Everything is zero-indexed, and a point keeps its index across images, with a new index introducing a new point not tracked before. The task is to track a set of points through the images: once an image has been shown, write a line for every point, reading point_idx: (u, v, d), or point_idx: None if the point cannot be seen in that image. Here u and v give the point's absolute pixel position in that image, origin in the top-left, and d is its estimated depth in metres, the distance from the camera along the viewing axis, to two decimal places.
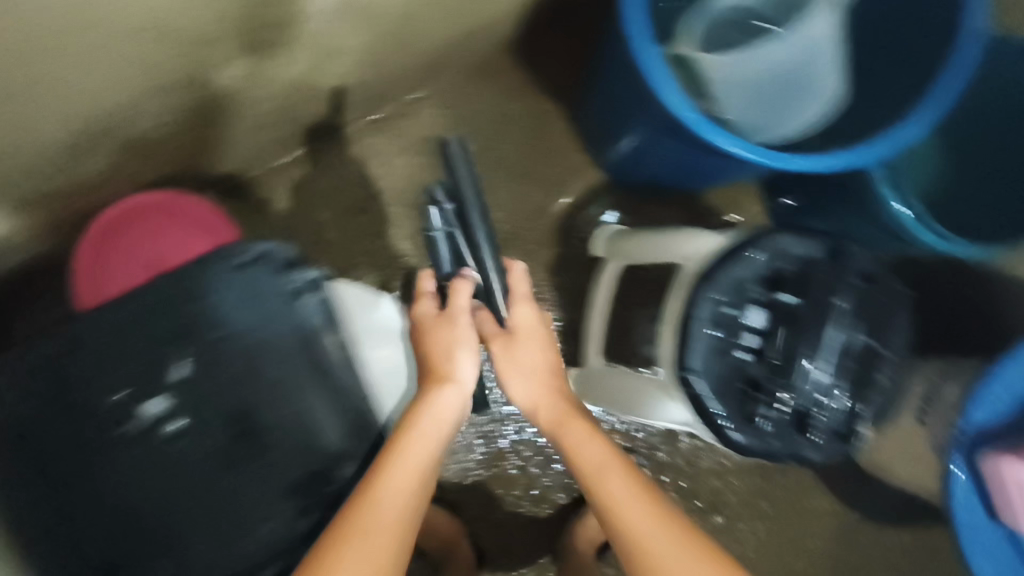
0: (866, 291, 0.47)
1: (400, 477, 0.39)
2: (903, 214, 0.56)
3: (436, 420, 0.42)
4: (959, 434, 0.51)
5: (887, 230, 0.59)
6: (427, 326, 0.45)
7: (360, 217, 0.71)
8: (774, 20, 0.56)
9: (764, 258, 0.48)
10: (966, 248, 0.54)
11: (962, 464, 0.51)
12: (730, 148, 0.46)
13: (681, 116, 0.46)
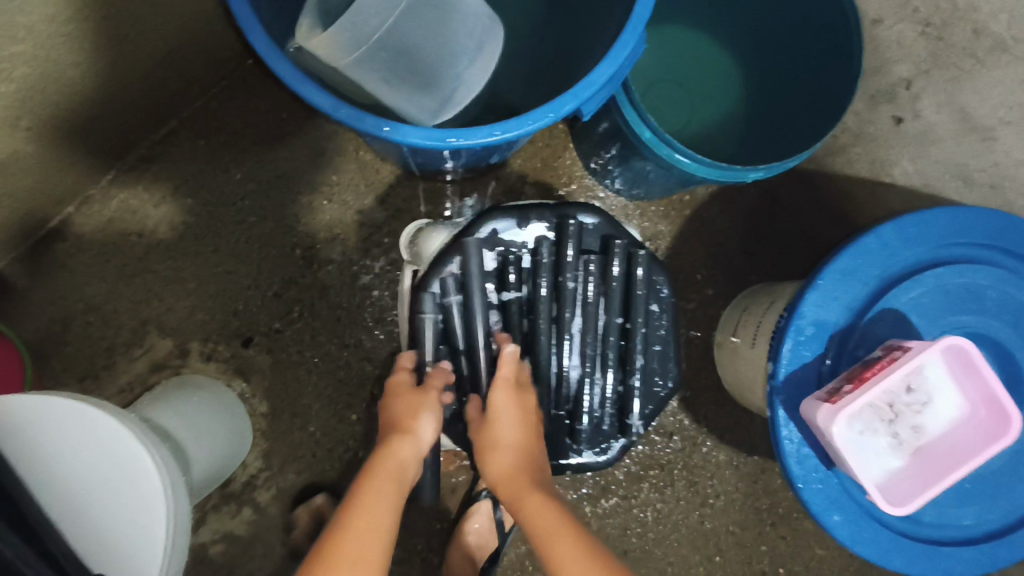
0: (581, 266, 0.90)
1: (371, 505, 0.73)
2: (683, 161, 0.85)
3: (393, 458, 0.79)
4: (772, 385, 0.77)
5: (648, 160, 0.95)
6: (403, 394, 0.86)
7: (40, 207, 1.03)
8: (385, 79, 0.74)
9: (442, 286, 0.88)
10: (747, 173, 0.83)
11: (784, 412, 0.77)
12: (377, 130, 0.64)
13: (339, 114, 0.65)
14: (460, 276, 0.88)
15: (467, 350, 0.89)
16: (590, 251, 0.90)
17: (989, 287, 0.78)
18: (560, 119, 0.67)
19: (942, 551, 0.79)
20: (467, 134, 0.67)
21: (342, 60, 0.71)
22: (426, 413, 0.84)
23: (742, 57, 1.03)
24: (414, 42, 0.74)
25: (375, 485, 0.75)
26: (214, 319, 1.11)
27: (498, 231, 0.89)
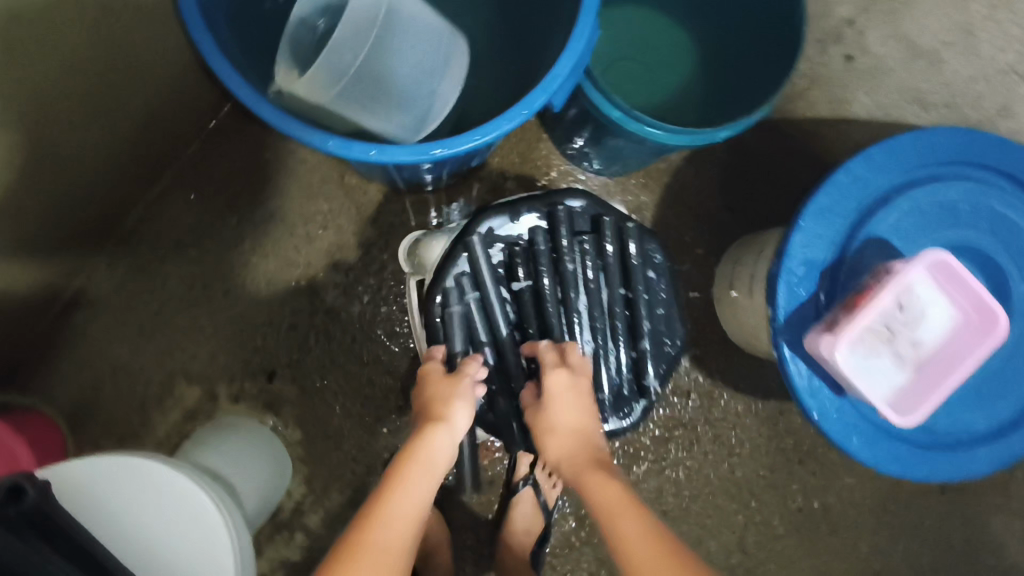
0: (577, 247, 0.95)
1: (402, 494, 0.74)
2: (655, 133, 0.89)
3: (427, 446, 0.79)
4: (774, 327, 0.81)
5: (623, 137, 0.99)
6: (439, 379, 0.86)
7: (53, 282, 1.07)
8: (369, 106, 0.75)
9: (452, 285, 0.92)
10: (717, 134, 0.87)
11: (790, 350, 0.81)
12: (368, 154, 0.69)
13: (330, 145, 0.69)
14: (467, 274, 0.93)
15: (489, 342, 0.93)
16: (583, 232, 0.95)
17: (961, 201, 0.82)
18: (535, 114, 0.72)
19: (960, 455, 0.83)
20: (451, 143, 0.71)
21: (325, 95, 0.71)
22: (460, 400, 0.84)
23: (695, 29, 1.08)
24: (386, 66, 0.74)
25: (409, 471, 0.76)
26: (237, 360, 1.16)
27: (494, 229, 0.93)
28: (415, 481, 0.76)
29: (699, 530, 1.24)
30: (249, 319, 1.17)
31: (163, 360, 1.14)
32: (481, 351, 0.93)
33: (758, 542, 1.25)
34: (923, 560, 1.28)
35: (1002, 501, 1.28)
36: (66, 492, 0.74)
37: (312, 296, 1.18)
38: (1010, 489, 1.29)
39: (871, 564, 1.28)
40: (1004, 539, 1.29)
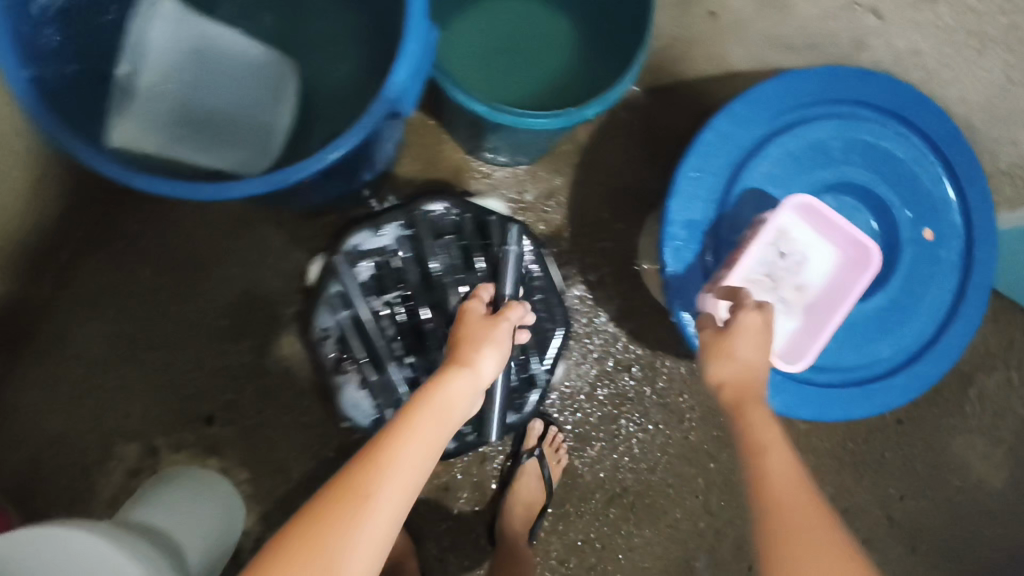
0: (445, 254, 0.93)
1: (417, 437, 0.64)
2: (522, 122, 0.87)
3: (448, 388, 0.69)
4: (665, 293, 0.81)
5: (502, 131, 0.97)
6: (476, 321, 0.79)
7: None
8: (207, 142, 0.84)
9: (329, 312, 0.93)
10: (583, 112, 0.86)
11: (682, 314, 0.81)
12: (210, 193, 0.68)
13: (167, 190, 0.67)
14: (341, 297, 0.93)
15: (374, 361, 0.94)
16: (448, 235, 0.94)
17: (831, 138, 0.82)
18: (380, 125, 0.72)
19: (875, 389, 0.83)
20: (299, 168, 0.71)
21: (154, 140, 0.81)
22: (493, 350, 0.75)
23: (566, 7, 1.07)
24: (212, 108, 0.85)
25: (425, 412, 0.66)
26: (172, 411, 1.16)
27: (359, 245, 0.92)
28: (432, 424, 0.66)
29: (662, 501, 1.23)
30: (179, 368, 1.17)
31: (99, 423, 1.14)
32: (364, 368, 0.94)
33: (723, 503, 1.24)
34: (890, 491, 1.28)
35: (957, 421, 1.29)
36: None
37: (237, 335, 1.17)
38: (964, 408, 1.29)
39: (839, 505, 1.28)
40: (966, 458, 1.29)
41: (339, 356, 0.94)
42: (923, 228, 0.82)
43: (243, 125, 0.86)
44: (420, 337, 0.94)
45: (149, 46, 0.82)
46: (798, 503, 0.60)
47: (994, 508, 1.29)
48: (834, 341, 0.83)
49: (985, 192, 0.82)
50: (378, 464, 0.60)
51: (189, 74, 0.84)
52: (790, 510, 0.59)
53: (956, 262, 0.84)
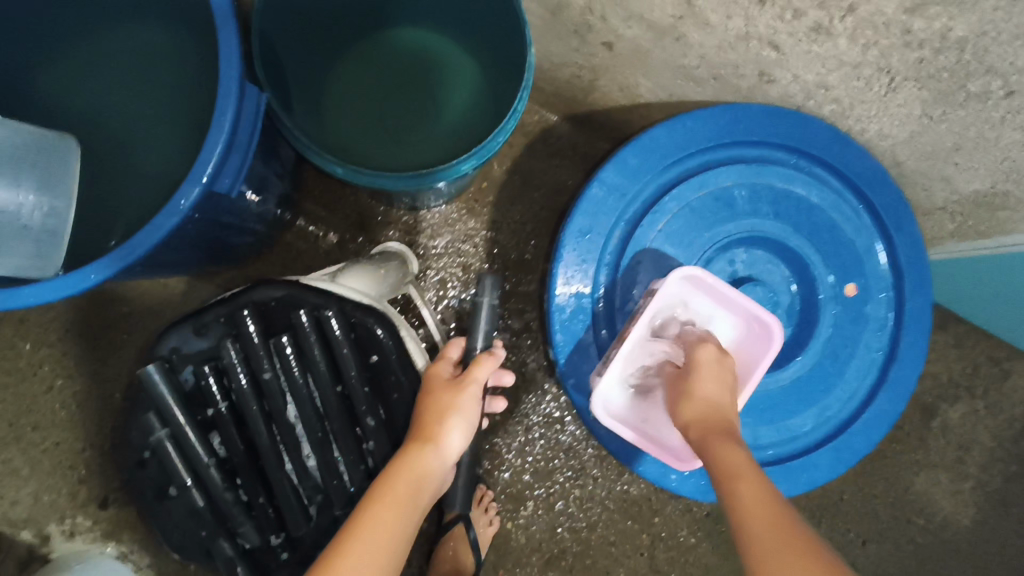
0: (277, 357, 0.76)
1: (389, 516, 0.60)
2: (388, 184, 0.77)
3: (415, 467, 0.66)
4: (555, 370, 0.72)
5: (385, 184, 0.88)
6: (441, 388, 0.73)
7: None
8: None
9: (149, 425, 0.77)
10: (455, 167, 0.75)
11: (574, 395, 0.72)
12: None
13: None
14: (159, 411, 0.77)
15: (207, 486, 0.78)
16: (281, 333, 0.76)
17: (737, 187, 0.72)
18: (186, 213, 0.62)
19: (797, 466, 0.74)
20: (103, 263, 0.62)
21: None
22: (462, 420, 0.71)
23: (462, 41, 0.97)
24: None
25: (395, 490, 0.63)
26: (62, 496, 1.06)
27: (179, 349, 0.77)
28: (405, 499, 0.62)
29: (605, 561, 1.15)
30: (67, 448, 1.07)
31: None
32: (195, 493, 0.78)
33: (672, 558, 1.16)
34: (851, 535, 1.20)
35: (920, 457, 1.21)
36: None
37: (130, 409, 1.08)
38: (926, 442, 1.21)
39: None
40: (930, 495, 1.21)
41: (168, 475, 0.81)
42: (844, 284, 0.73)
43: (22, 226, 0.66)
44: (255, 454, 0.78)
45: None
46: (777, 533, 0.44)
47: (961, 546, 1.21)
48: (750, 415, 0.74)
49: (915, 239, 0.73)
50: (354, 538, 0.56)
51: None
52: (755, 517, 0.45)
53: (885, 319, 0.75)
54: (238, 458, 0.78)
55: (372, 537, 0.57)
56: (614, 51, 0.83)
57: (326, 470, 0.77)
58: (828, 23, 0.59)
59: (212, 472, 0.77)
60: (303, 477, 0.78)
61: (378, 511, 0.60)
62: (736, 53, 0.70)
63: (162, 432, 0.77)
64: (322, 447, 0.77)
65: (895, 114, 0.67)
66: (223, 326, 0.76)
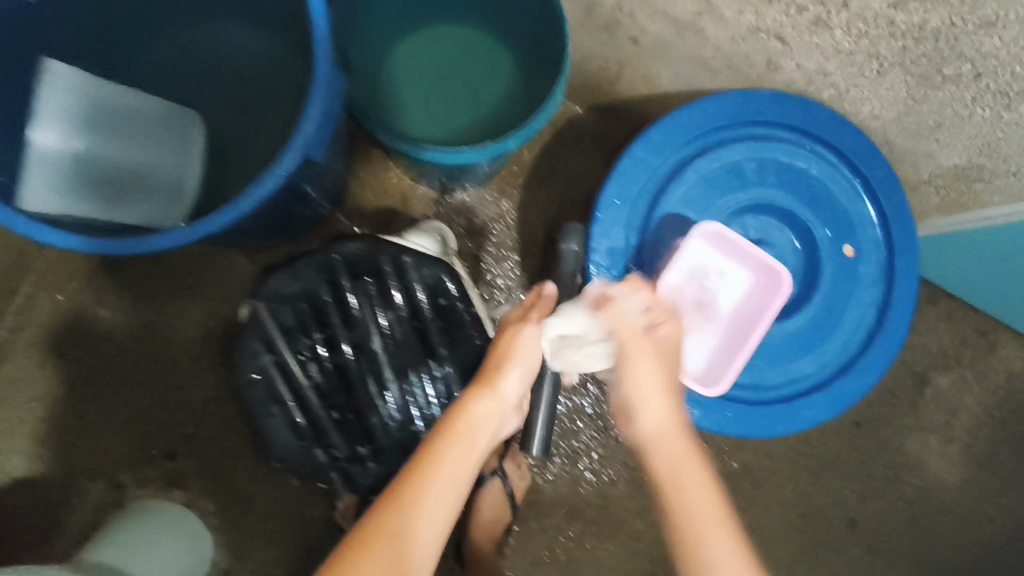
0: (366, 294, 0.88)
1: (436, 476, 0.63)
2: (448, 157, 0.89)
3: (466, 414, 0.66)
4: None
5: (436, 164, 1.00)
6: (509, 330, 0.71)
7: None
8: (129, 203, 0.82)
9: (255, 355, 0.87)
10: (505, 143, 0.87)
11: None
12: (123, 247, 0.71)
13: (83, 246, 0.70)
14: (265, 341, 0.87)
15: (309, 409, 0.88)
16: (368, 276, 0.88)
17: (747, 160, 0.83)
18: (284, 177, 0.73)
19: (803, 404, 0.85)
20: (214, 216, 0.73)
21: (65, 206, 0.75)
22: (523, 364, 0.70)
23: (501, 39, 1.09)
24: (125, 171, 0.81)
25: (442, 447, 0.64)
26: (134, 448, 1.17)
27: (279, 291, 0.87)
28: (451, 453, 0.64)
29: (623, 514, 1.25)
30: (139, 404, 1.18)
31: (61, 464, 1.15)
32: (293, 413, 0.89)
33: None
34: (850, 494, 1.31)
35: (912, 421, 1.31)
36: None
37: (195, 371, 1.19)
38: (918, 407, 1.31)
39: (801, 509, 1.30)
40: (922, 457, 1.31)
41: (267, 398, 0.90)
42: (842, 245, 0.84)
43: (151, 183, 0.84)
44: (347, 382, 0.89)
45: (48, 102, 0.73)
46: (703, 503, 0.62)
47: (952, 504, 1.31)
48: (761, 359, 0.85)
49: (903, 206, 0.84)
50: (393, 511, 0.61)
51: (104, 124, 0.78)
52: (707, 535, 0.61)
53: (877, 275, 0.86)
54: (332, 386, 0.89)
55: (424, 500, 0.62)
56: (638, 45, 0.94)
57: (406, 397, 0.89)
58: (825, 16, 0.71)
59: (314, 395, 0.88)
60: (389, 401, 0.89)
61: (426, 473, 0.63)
62: (746, 45, 0.82)
63: (269, 360, 0.88)
64: (403, 374, 0.89)
65: (882, 96, 0.79)
66: (317, 270, 0.87)
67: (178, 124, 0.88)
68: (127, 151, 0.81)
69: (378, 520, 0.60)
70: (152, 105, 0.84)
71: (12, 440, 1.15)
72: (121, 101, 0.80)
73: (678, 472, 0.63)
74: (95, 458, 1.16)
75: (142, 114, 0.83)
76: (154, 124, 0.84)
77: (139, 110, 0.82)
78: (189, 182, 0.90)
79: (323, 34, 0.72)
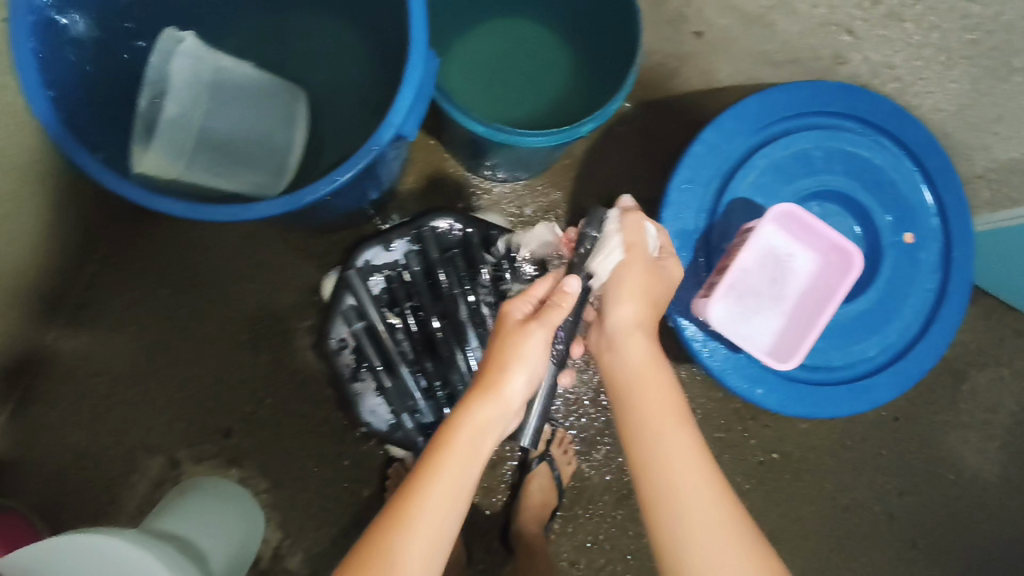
0: (451, 265, 0.96)
1: (441, 486, 0.65)
2: (522, 141, 0.92)
3: (469, 422, 0.68)
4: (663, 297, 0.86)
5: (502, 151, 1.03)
6: (504, 334, 0.73)
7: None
8: (235, 171, 0.79)
9: (352, 319, 0.95)
10: (579, 129, 0.91)
11: (680, 317, 0.86)
12: (227, 215, 0.73)
13: (188, 214, 0.72)
14: (358, 307, 0.96)
15: (401, 370, 0.96)
16: (453, 248, 0.98)
17: (814, 148, 0.87)
18: (377, 151, 0.76)
19: (862, 385, 0.88)
20: (315, 186, 0.76)
21: (175, 170, 0.76)
22: (522, 366, 0.71)
23: (563, 34, 1.12)
24: (230, 138, 0.79)
25: (445, 457, 0.67)
26: (193, 424, 1.20)
27: (371, 261, 0.97)
28: (455, 456, 0.67)
29: None
30: (198, 381, 1.21)
31: (122, 437, 1.19)
32: (382, 375, 0.96)
33: None
34: (887, 488, 1.33)
35: (950, 418, 1.33)
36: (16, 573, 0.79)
37: (253, 351, 1.22)
38: (956, 404, 1.33)
39: (839, 501, 1.32)
40: (960, 454, 1.33)
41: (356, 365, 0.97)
42: (903, 233, 0.87)
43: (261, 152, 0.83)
44: (433, 345, 0.97)
45: (163, 76, 0.77)
46: (706, 493, 0.67)
47: (988, 501, 1.34)
48: (821, 340, 0.88)
49: (961, 197, 0.87)
50: (403, 524, 0.63)
51: (210, 90, 0.78)
52: (693, 510, 0.66)
53: (936, 263, 0.88)
54: (417, 350, 0.98)
55: (425, 517, 0.63)
56: (703, 39, 0.97)
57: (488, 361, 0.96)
58: (900, 9, 0.80)
59: (402, 357, 0.96)
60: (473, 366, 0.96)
61: (429, 483, 0.65)
62: (814, 39, 0.89)
63: (362, 324, 0.95)
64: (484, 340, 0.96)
65: (947, 88, 0.85)
66: (407, 243, 0.97)
67: (284, 96, 0.86)
68: (234, 118, 0.79)
69: (379, 540, 0.62)
70: (253, 73, 0.82)
71: (73, 413, 1.18)
72: (226, 67, 0.80)
73: (683, 471, 0.68)
74: (154, 433, 1.19)
75: (243, 80, 0.81)
76: (258, 92, 0.82)
77: (242, 77, 0.81)
78: (294, 153, 0.86)
79: (422, 16, 0.75)
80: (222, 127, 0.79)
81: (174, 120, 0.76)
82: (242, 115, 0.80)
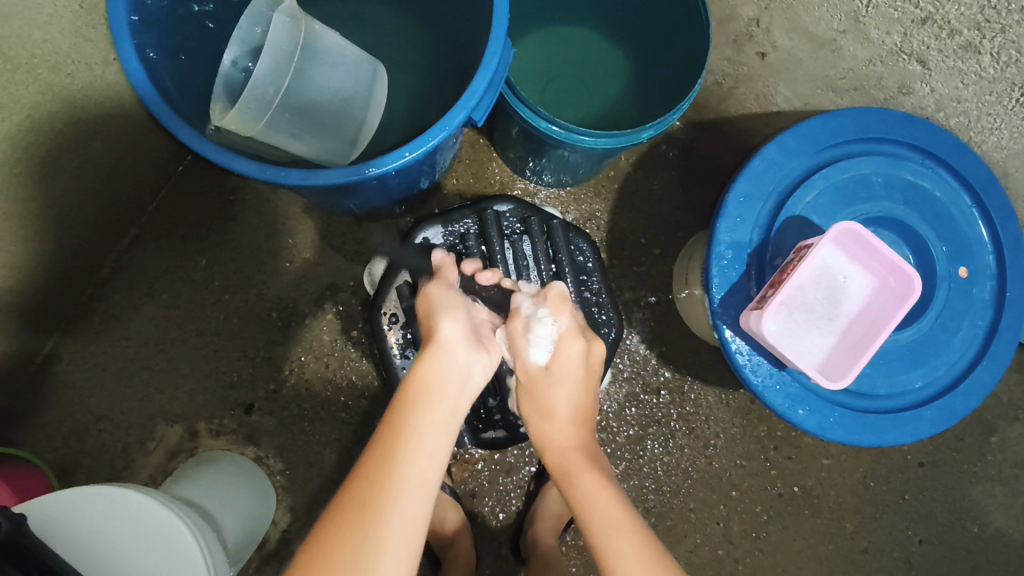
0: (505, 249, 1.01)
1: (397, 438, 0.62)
2: (583, 139, 0.93)
3: (420, 374, 0.69)
4: (712, 309, 0.85)
5: (556, 153, 1.04)
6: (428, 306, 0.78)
7: (30, 338, 1.11)
8: (306, 136, 0.82)
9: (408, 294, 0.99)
10: (642, 133, 0.91)
11: (727, 328, 0.85)
12: (293, 179, 0.73)
13: (256, 174, 0.73)
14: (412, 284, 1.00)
15: None
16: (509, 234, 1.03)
17: (874, 175, 0.87)
18: (446, 134, 0.75)
19: (906, 416, 0.87)
20: (381, 161, 0.75)
21: (253, 129, 0.76)
22: (450, 324, 0.74)
23: (622, 48, 1.14)
24: (310, 106, 0.81)
25: (397, 414, 0.65)
26: (214, 396, 1.19)
27: (430, 240, 1.02)
28: (413, 402, 0.66)
29: (683, 525, 1.25)
30: (224, 353, 1.20)
31: (144, 400, 1.18)
32: None
33: (744, 531, 1.26)
34: (909, 534, 1.30)
35: (979, 469, 1.30)
36: (38, 516, 0.78)
37: (282, 329, 1.21)
38: (984, 457, 1.30)
39: (859, 543, 1.29)
40: (986, 507, 1.30)
41: (404, 341, 1.01)
42: (958, 266, 0.87)
43: (342, 120, 0.85)
44: None
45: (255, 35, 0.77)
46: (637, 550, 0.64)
47: (1011, 558, 1.30)
48: (867, 367, 0.87)
49: (1018, 238, 0.87)
50: (364, 476, 0.59)
51: (301, 58, 0.78)
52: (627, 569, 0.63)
53: (988, 300, 0.88)
54: None
55: (414, 459, 0.61)
56: (765, 60, 1.01)
57: None
58: (977, 42, 0.83)
59: None
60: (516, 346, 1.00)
61: (388, 434, 0.63)
62: (883, 67, 0.91)
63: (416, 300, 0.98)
64: None
65: (1016, 126, 0.90)
66: (465, 225, 1.03)
67: (363, 71, 0.87)
68: (317, 88, 0.81)
69: (348, 513, 0.56)
70: (338, 48, 0.83)
71: (98, 372, 1.17)
72: (316, 39, 0.80)
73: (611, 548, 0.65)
74: (176, 400, 1.19)
75: (331, 54, 0.82)
76: (343, 67, 0.84)
77: (329, 51, 0.82)
78: (363, 130, 0.89)
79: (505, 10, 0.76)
80: (303, 93, 0.79)
81: (263, 77, 0.74)
82: (325, 87, 0.81)
